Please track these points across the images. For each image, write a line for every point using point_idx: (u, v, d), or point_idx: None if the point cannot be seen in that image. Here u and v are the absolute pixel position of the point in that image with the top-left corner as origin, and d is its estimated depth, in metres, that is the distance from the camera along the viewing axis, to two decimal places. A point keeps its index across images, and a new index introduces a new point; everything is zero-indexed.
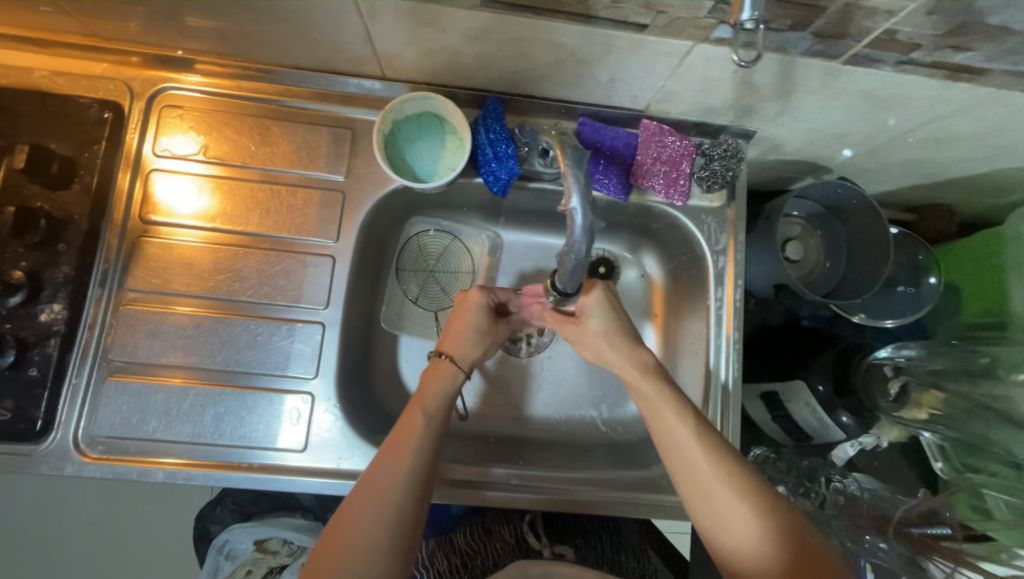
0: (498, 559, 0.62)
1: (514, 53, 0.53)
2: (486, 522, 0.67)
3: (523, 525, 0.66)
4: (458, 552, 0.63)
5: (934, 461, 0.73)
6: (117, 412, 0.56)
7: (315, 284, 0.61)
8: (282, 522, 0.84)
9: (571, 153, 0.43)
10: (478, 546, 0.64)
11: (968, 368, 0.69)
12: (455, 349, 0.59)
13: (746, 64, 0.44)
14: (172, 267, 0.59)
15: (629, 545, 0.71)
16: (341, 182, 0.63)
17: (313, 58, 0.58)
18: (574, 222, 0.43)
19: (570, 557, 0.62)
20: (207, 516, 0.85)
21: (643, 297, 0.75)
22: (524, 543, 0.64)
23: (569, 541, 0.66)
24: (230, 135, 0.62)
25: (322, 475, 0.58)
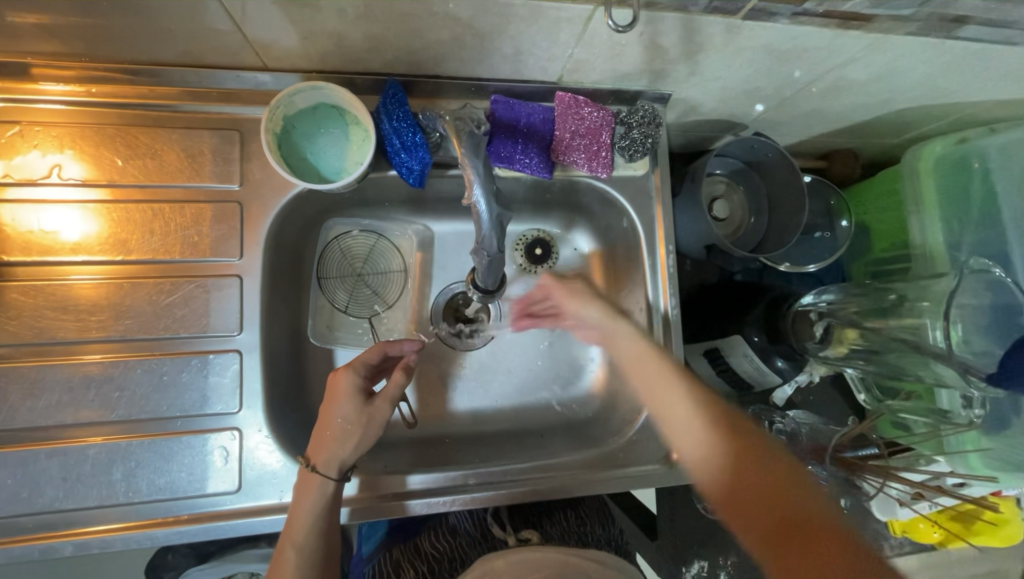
0: (464, 558, 0.59)
1: (406, 31, 0.48)
2: (451, 522, 0.66)
3: (489, 520, 0.64)
4: (424, 558, 0.61)
5: (858, 393, 0.77)
6: (1, 488, 0.49)
7: (224, 308, 0.55)
8: (245, 555, 0.79)
9: (469, 142, 0.46)
10: (447, 548, 0.61)
11: (880, 306, 0.70)
12: (322, 455, 0.52)
13: (622, 28, 0.44)
14: (43, 310, 0.51)
15: (591, 515, 0.69)
16: (236, 191, 0.56)
17: (174, 52, 0.50)
18: (480, 214, 0.46)
19: (536, 540, 0.58)
20: (159, 565, 0.78)
21: (582, 274, 0.74)
22: (488, 536, 0.62)
23: (535, 526, 0.64)
24: (89, 150, 0.53)
25: (264, 514, 0.53)
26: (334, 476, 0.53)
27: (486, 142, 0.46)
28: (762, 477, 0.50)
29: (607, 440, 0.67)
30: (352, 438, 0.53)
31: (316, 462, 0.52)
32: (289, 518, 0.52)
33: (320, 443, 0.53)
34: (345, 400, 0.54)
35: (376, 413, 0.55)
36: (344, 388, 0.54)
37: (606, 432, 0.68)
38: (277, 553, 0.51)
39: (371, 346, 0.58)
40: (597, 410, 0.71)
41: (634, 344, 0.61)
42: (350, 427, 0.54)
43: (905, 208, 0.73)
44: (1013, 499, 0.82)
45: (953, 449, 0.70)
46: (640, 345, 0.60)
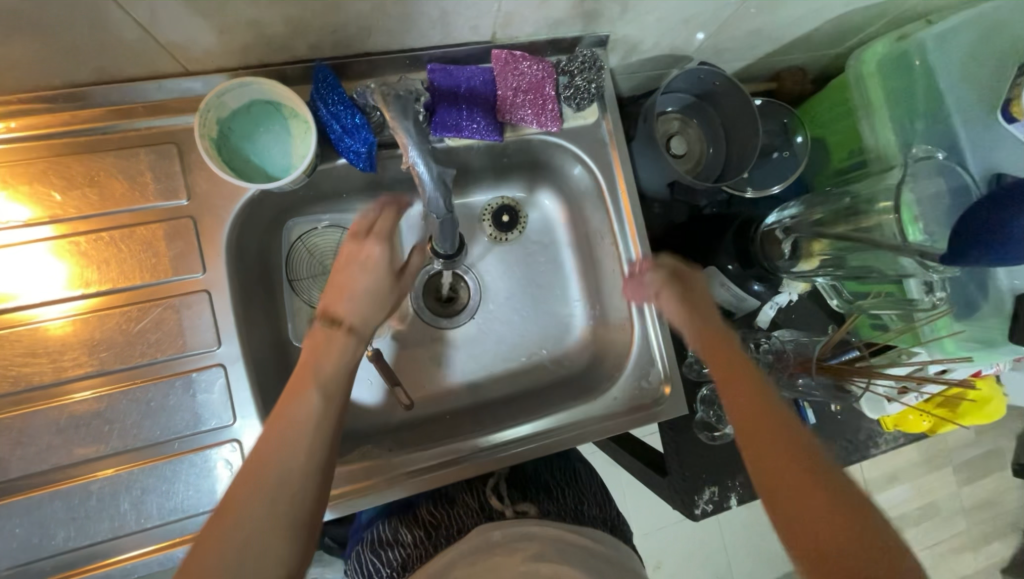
0: (462, 525, 0.59)
1: (323, 10, 0.46)
2: (450, 495, 0.65)
3: (487, 490, 0.63)
4: (421, 524, 0.62)
5: (832, 299, 0.81)
6: (13, 538, 0.49)
7: (198, 324, 0.54)
8: None
9: (396, 104, 0.46)
10: (444, 516, 0.61)
11: (837, 209, 0.71)
12: (352, 312, 0.51)
13: None
14: (12, 360, 0.50)
15: (591, 497, 0.69)
16: (186, 206, 0.54)
17: (87, 70, 0.48)
18: (421, 175, 0.45)
19: (533, 512, 0.59)
20: None
21: (554, 234, 0.75)
22: (487, 507, 0.61)
23: (532, 497, 0.63)
24: (22, 188, 0.51)
25: None
26: (363, 338, 0.51)
27: (413, 102, 0.46)
28: (833, 515, 0.42)
29: (603, 386, 0.67)
30: (378, 306, 0.52)
31: (345, 319, 0.50)
32: (305, 364, 0.48)
33: (336, 301, 0.51)
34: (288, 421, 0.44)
35: (404, 286, 0.55)
36: (366, 257, 0.51)
37: (599, 379, 0.69)
38: (295, 380, 0.47)
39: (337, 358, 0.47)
40: (588, 363, 0.72)
41: (721, 348, 0.53)
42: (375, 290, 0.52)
43: (855, 114, 0.75)
44: (993, 377, 0.88)
45: (929, 338, 0.72)
46: (710, 337, 0.54)
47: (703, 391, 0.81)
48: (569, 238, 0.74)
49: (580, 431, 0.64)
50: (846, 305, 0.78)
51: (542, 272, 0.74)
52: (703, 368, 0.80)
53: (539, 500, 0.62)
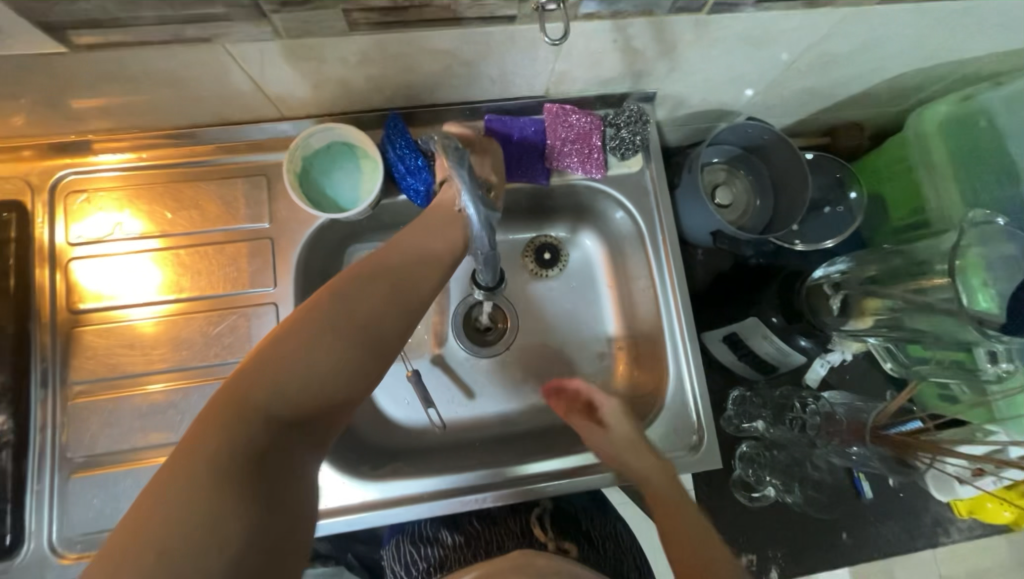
0: (502, 544, 0.60)
1: (400, 69, 0.54)
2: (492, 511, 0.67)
3: (530, 517, 0.64)
4: (462, 534, 0.64)
5: (884, 362, 0.75)
6: (89, 507, 0.55)
7: (264, 332, 0.61)
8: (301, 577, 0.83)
9: (452, 155, 0.43)
10: (485, 530, 0.64)
11: (899, 269, 0.68)
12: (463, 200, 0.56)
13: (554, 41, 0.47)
14: (112, 351, 0.58)
15: (628, 553, 0.68)
16: (267, 229, 0.62)
17: (207, 113, 0.58)
18: (471, 217, 0.48)
19: (574, 554, 0.59)
20: None
21: (594, 274, 0.76)
22: (528, 533, 0.62)
23: (575, 537, 0.62)
24: (143, 207, 0.61)
25: None
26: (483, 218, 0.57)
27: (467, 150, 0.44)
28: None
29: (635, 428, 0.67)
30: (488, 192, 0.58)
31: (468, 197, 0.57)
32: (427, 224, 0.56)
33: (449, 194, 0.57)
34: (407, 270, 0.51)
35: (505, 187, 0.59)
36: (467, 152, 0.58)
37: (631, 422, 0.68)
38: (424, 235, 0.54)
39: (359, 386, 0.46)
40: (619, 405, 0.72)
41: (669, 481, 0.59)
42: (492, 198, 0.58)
43: (916, 172, 0.73)
44: None
45: (1005, 414, 0.67)
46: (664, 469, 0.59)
47: (741, 447, 0.76)
48: (608, 279, 0.76)
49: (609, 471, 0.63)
50: (900, 368, 0.73)
51: (581, 310, 0.76)
52: (742, 423, 0.77)
53: (581, 543, 0.62)
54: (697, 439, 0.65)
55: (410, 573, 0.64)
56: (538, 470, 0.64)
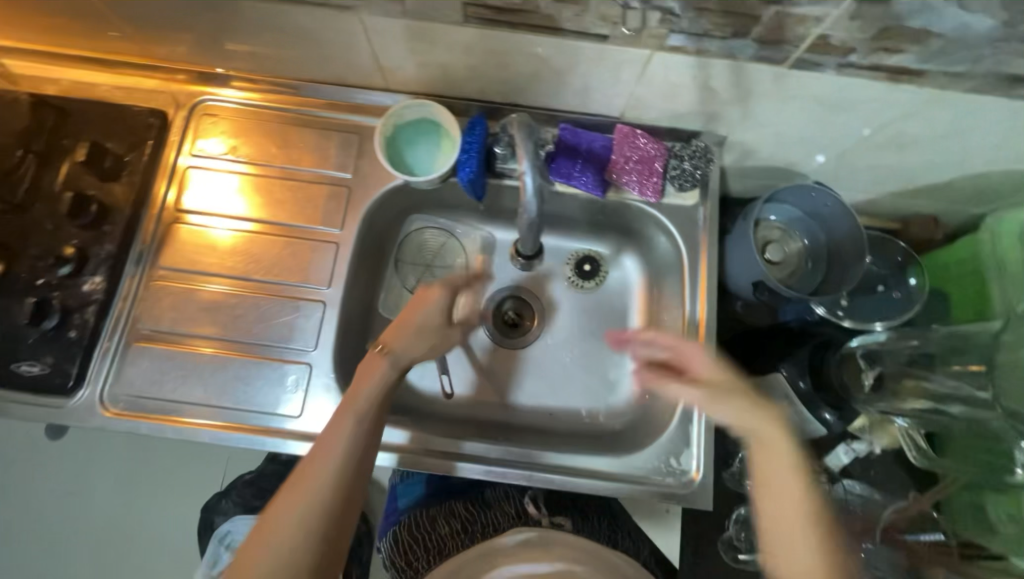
0: (497, 524, 0.64)
1: (496, 65, 0.60)
2: (487, 498, 0.71)
3: (523, 500, 0.68)
4: (458, 518, 0.68)
5: (908, 451, 0.71)
6: (141, 373, 0.62)
7: (321, 265, 0.68)
8: None
9: (522, 128, 0.53)
10: (481, 515, 0.67)
11: (951, 347, 0.71)
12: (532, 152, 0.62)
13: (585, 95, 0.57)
14: (196, 249, 0.67)
15: (625, 528, 0.70)
16: (348, 179, 0.70)
17: (327, 72, 0.68)
18: (525, 183, 0.54)
19: (568, 526, 0.64)
20: (213, 507, 0.89)
21: (628, 297, 0.79)
22: (522, 512, 0.66)
23: (569, 514, 0.67)
24: (253, 137, 0.70)
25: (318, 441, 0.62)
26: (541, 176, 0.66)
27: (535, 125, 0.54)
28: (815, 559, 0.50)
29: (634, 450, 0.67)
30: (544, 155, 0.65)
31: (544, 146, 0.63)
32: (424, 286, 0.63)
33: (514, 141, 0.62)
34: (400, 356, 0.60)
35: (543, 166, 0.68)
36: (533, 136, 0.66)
37: (631, 444, 0.70)
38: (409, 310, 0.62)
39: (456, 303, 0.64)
40: (625, 424, 0.73)
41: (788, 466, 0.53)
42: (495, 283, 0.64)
43: (985, 275, 0.70)
44: None
45: None
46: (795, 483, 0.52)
47: (740, 510, 0.74)
48: (641, 305, 0.77)
49: (604, 480, 0.65)
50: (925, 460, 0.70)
51: (606, 325, 0.78)
52: (745, 480, 0.75)
53: (574, 519, 0.67)
54: (688, 476, 0.66)
55: (412, 563, 0.66)
56: (552, 460, 0.66)
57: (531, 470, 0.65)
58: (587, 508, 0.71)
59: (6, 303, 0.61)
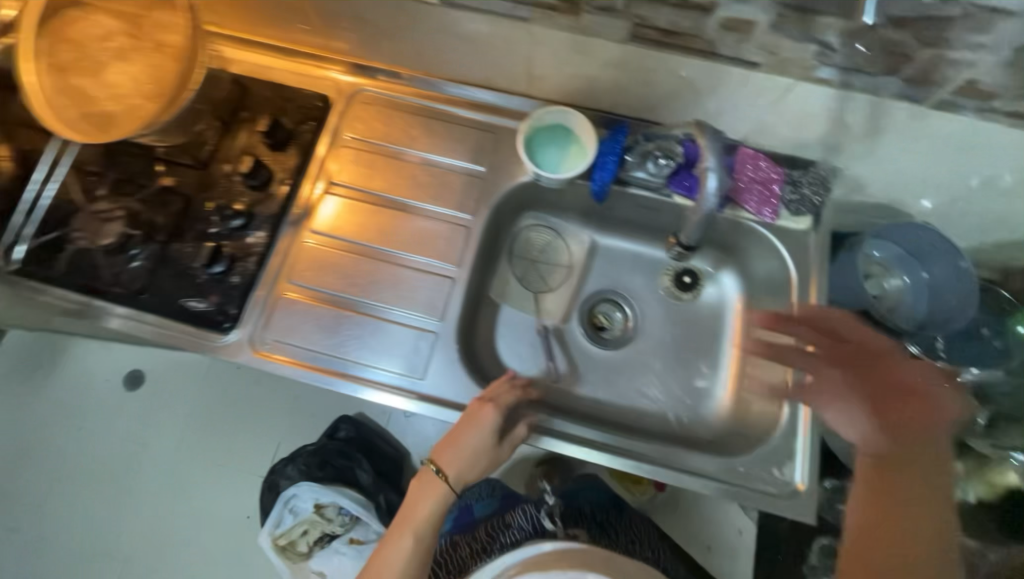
0: (516, 539, 0.79)
1: (641, 82, 0.66)
2: (507, 518, 0.85)
3: (541, 515, 0.82)
4: (477, 541, 0.83)
5: None
6: (286, 321, 0.69)
7: (451, 246, 0.73)
8: (340, 492, 1.16)
9: (708, 133, 0.59)
10: (498, 533, 0.82)
11: None
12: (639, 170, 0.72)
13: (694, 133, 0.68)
14: (342, 217, 0.74)
15: (636, 533, 0.86)
16: (482, 172, 0.76)
17: (477, 75, 0.75)
18: (709, 183, 0.61)
19: (582, 537, 0.79)
20: (280, 472, 1.18)
21: (722, 314, 0.81)
22: (540, 527, 0.80)
23: (584, 527, 0.82)
24: (400, 126, 0.78)
25: (445, 406, 0.67)
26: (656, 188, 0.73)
27: (718, 132, 0.60)
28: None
29: (740, 455, 0.71)
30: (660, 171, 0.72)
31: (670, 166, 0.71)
32: (410, 508, 0.63)
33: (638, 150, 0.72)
34: (413, 527, 0.62)
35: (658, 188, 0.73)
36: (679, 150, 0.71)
37: (733, 450, 0.72)
38: (395, 538, 0.62)
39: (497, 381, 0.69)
40: (716, 435, 0.75)
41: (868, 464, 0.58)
42: (478, 454, 0.64)
43: None
44: None
45: None
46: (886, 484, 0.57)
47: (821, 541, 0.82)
48: (735, 322, 0.80)
49: (621, 456, 0.69)
50: None
51: (700, 337, 0.81)
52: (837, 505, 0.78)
53: (586, 528, 0.82)
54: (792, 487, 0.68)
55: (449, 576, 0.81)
56: (562, 428, 0.71)
57: (541, 434, 0.70)
58: (597, 517, 0.85)
59: (183, 245, 0.69)
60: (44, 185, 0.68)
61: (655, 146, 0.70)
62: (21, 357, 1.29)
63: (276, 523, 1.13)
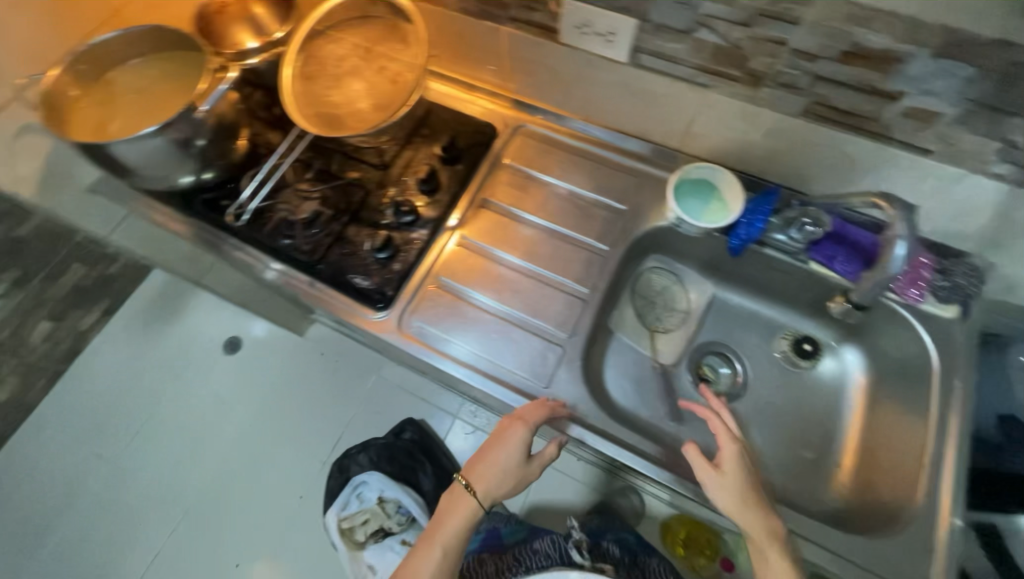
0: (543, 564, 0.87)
1: (800, 154, 0.71)
2: (536, 545, 0.94)
3: (568, 546, 0.89)
4: (505, 561, 0.97)
5: None
6: (433, 311, 0.77)
7: (588, 272, 0.79)
8: (404, 492, 1.23)
9: (898, 205, 0.60)
10: (527, 558, 0.92)
11: None
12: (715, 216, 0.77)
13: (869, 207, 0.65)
14: (493, 229, 0.82)
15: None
16: (623, 211, 0.83)
17: (634, 126, 0.82)
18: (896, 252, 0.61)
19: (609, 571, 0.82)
20: (353, 457, 1.29)
21: (843, 390, 0.82)
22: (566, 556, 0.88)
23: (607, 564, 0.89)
24: (554, 159, 0.86)
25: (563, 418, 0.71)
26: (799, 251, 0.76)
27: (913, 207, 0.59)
28: None
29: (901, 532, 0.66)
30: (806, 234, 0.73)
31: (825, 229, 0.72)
32: (440, 519, 0.69)
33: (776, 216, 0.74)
34: (440, 539, 0.68)
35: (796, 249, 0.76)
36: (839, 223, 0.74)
37: (860, 528, 0.72)
38: (425, 548, 0.68)
39: (533, 401, 0.70)
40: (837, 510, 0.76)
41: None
42: (507, 474, 0.67)
43: None
44: None
45: None
46: None
47: None
48: (858, 401, 0.81)
49: None
50: None
51: (813, 406, 0.83)
52: None
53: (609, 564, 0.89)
54: None
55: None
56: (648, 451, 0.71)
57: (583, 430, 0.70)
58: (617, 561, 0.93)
59: (360, 229, 0.80)
60: (279, 162, 0.82)
61: (807, 209, 0.72)
62: (175, 318, 1.55)
63: (343, 504, 1.22)
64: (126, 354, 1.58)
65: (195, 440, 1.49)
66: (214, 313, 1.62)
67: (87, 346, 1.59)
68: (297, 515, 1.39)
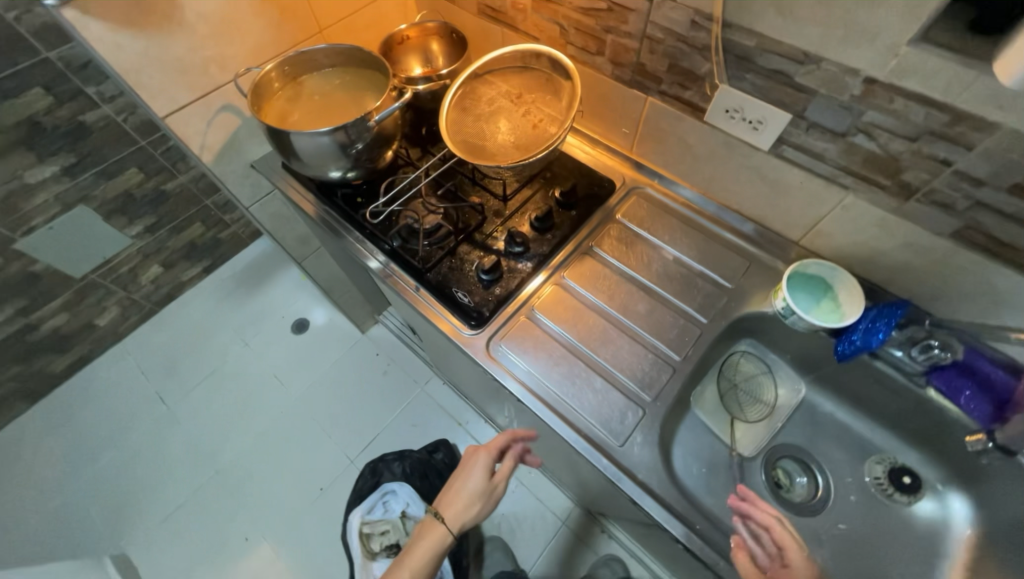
0: None
1: (936, 274, 0.68)
2: None
3: None
4: None
5: None
6: (521, 339, 0.79)
7: (681, 340, 0.78)
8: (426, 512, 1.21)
9: None
10: None
11: None
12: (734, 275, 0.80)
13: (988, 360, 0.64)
14: (594, 276, 0.84)
15: None
16: (727, 288, 0.82)
17: (753, 211, 0.83)
18: None
19: None
20: (387, 463, 1.29)
21: (944, 539, 0.75)
22: None
23: None
24: (666, 224, 0.88)
25: (631, 481, 0.68)
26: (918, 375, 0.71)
27: None
28: None
29: None
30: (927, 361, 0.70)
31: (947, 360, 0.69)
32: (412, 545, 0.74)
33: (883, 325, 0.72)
34: (412, 565, 0.72)
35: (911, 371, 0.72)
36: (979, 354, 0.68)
37: None
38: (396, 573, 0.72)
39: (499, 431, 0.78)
40: None
41: None
42: (472, 496, 0.73)
43: None
44: None
45: None
46: None
47: None
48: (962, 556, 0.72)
49: None
50: None
51: (900, 545, 0.75)
52: None
53: None
54: None
55: None
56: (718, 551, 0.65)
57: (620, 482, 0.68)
58: None
59: (471, 249, 0.85)
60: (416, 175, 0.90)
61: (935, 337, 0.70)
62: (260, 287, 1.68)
63: (368, 508, 1.21)
64: (210, 311, 1.71)
65: (241, 406, 1.53)
66: (295, 292, 1.74)
67: (181, 295, 1.73)
68: (315, 507, 1.36)
